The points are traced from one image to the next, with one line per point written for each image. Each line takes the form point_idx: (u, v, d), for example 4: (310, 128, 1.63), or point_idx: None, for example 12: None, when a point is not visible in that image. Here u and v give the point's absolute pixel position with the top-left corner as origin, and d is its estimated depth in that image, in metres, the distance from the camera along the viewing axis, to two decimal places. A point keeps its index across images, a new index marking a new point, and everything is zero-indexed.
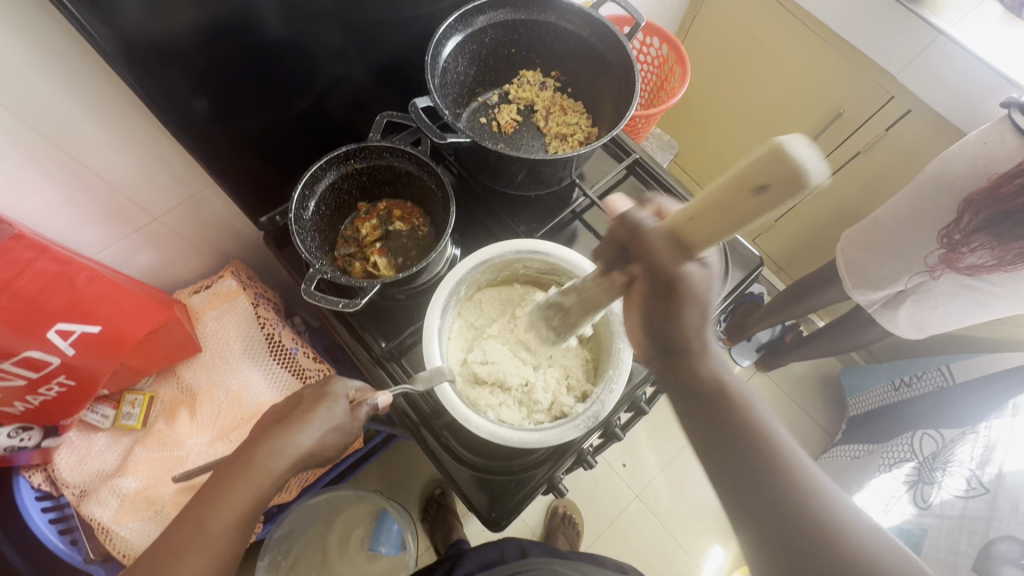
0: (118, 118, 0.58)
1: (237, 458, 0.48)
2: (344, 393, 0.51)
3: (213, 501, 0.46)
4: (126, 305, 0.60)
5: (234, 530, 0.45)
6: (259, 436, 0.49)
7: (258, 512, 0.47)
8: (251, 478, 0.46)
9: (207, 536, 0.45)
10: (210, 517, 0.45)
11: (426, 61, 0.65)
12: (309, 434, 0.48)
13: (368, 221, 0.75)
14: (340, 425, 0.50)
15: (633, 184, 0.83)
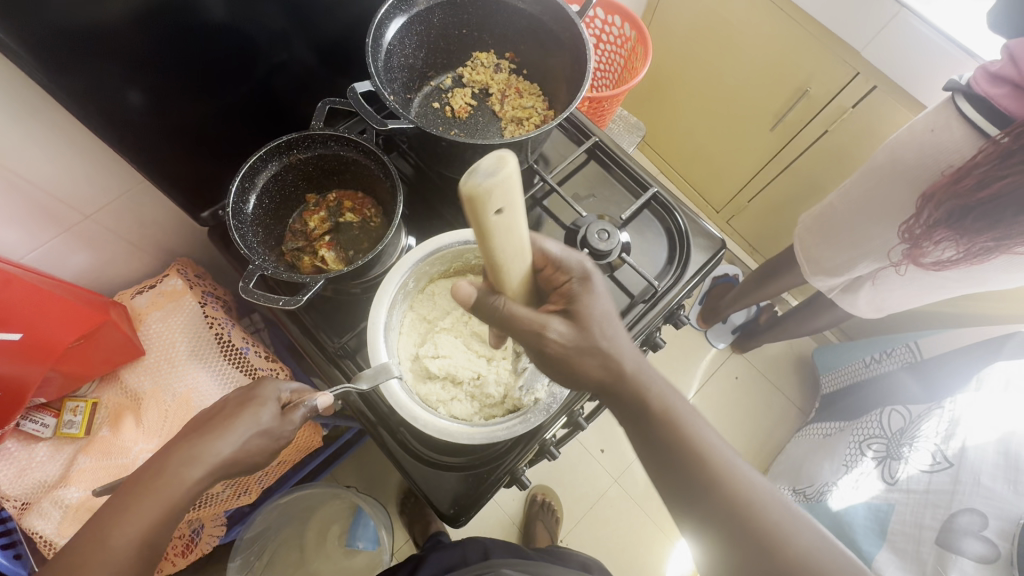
0: (34, 114, 0.54)
1: (146, 466, 0.45)
2: (276, 396, 0.49)
3: (120, 512, 0.43)
4: (49, 311, 0.57)
5: (140, 544, 0.43)
6: (178, 440, 0.47)
7: (171, 522, 0.45)
8: (160, 487, 0.44)
9: (108, 552, 0.42)
10: (116, 531, 0.42)
11: (367, 44, 0.62)
12: (228, 441, 0.46)
13: (317, 214, 0.72)
14: (268, 430, 0.48)
15: (594, 169, 0.81)
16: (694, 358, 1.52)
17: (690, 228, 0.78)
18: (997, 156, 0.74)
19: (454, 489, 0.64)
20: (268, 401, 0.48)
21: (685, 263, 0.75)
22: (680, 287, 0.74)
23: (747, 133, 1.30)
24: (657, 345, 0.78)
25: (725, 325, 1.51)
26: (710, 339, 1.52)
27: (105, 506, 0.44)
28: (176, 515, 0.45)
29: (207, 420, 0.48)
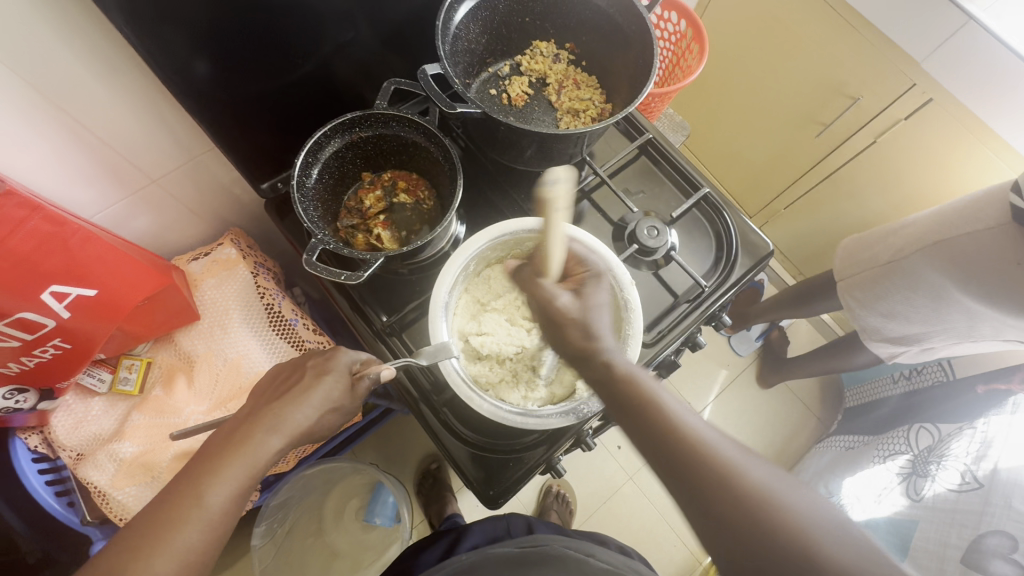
0: (116, 76, 0.56)
1: (231, 432, 0.48)
2: (345, 368, 0.52)
3: (208, 474, 0.45)
4: (122, 270, 0.59)
5: (232, 502, 0.46)
6: (256, 410, 0.50)
7: (253, 484, 0.48)
8: (245, 453, 0.47)
9: (203, 510, 0.44)
10: (210, 490, 0.45)
11: (437, 26, 0.62)
12: (307, 414, 0.50)
13: (372, 192, 0.73)
14: (341, 405, 0.52)
15: (644, 165, 0.81)
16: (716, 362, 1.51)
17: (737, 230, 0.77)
18: None
19: (493, 470, 0.66)
20: (336, 375, 0.52)
21: (731, 265, 0.74)
22: (727, 290, 0.73)
23: (791, 139, 1.28)
24: (697, 346, 0.78)
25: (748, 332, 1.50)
26: (732, 345, 1.52)
27: (190, 467, 0.47)
28: (256, 479, 0.48)
29: (281, 392, 0.51)
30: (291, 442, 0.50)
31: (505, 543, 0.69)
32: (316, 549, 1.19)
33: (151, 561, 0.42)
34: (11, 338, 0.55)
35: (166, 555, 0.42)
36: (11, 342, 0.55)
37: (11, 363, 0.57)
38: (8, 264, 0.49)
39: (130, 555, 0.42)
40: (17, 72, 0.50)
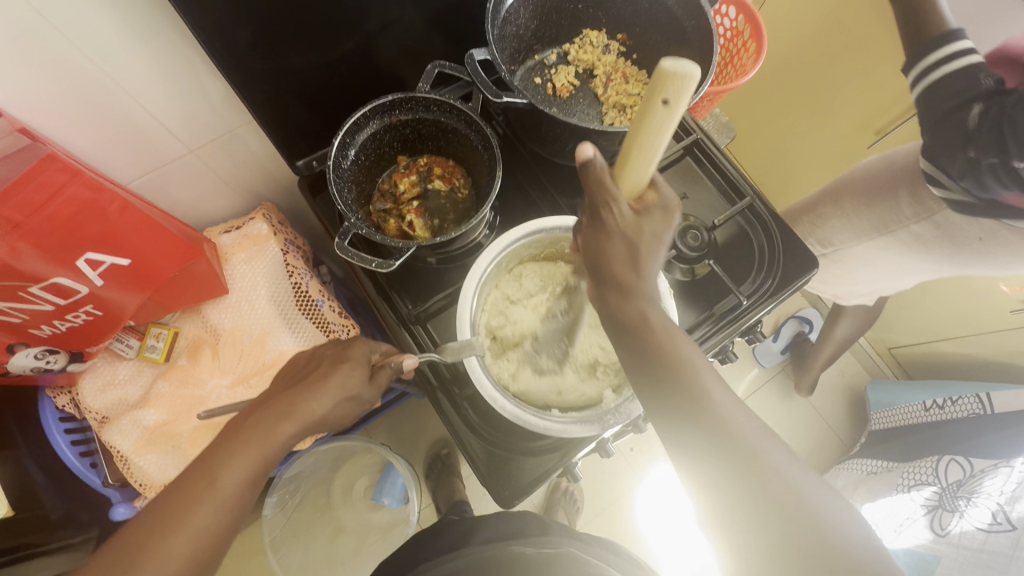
0: (159, 42, 0.54)
1: (250, 416, 0.49)
2: (365, 360, 0.53)
3: (224, 457, 0.45)
4: (155, 241, 0.59)
5: (246, 486, 0.46)
6: (275, 395, 0.51)
7: (267, 471, 0.48)
8: (262, 438, 0.47)
9: (217, 491, 0.44)
10: (225, 474, 0.45)
11: (488, 9, 0.60)
12: (321, 404, 0.49)
13: (407, 177, 0.71)
14: (358, 393, 0.51)
15: (689, 166, 0.77)
16: (739, 372, 1.46)
17: (785, 241, 0.72)
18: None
19: (509, 470, 0.64)
20: (359, 367, 0.52)
21: (772, 277, 0.70)
22: (766, 304, 0.70)
23: (842, 148, 1.22)
24: (728, 358, 0.76)
25: (772, 344, 1.44)
26: (755, 356, 1.45)
27: (210, 448, 0.47)
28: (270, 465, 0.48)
29: (302, 380, 0.51)
30: (313, 429, 0.50)
31: (516, 546, 0.66)
32: (323, 523, 1.22)
33: (170, 538, 0.42)
34: (45, 302, 0.55)
35: (182, 534, 0.42)
36: (45, 305, 0.55)
37: (43, 326, 0.58)
38: (46, 228, 0.49)
39: (156, 531, 0.42)
40: (64, 32, 0.49)
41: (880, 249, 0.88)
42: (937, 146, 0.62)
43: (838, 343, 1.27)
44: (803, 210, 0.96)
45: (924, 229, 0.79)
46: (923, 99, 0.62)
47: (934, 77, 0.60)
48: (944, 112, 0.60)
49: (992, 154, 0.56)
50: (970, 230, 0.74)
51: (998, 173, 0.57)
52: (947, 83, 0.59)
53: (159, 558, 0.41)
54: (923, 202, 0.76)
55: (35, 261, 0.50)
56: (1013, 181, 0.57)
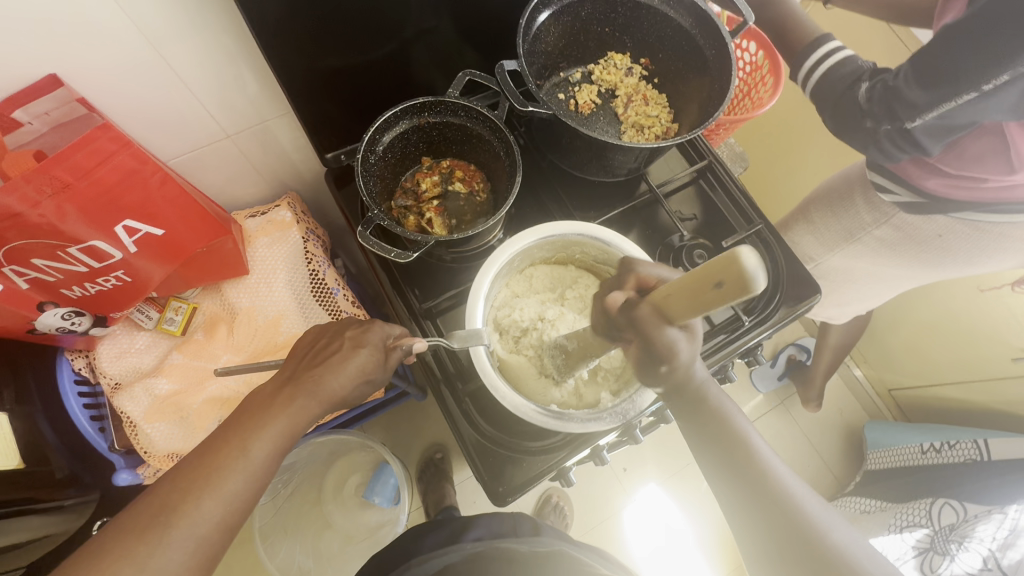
0: (213, 34, 0.58)
1: (277, 391, 0.51)
2: (382, 341, 0.55)
3: (252, 430, 0.48)
4: (189, 216, 0.61)
5: (274, 455, 0.48)
6: (297, 373, 0.53)
7: (291, 441, 0.50)
8: (290, 412, 0.49)
9: (247, 460, 0.47)
10: (256, 443, 0.47)
11: (520, 25, 0.63)
12: (342, 380, 0.52)
13: (429, 177, 0.74)
14: (374, 376, 0.54)
15: (700, 189, 0.80)
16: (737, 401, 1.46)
17: (792, 269, 0.74)
18: (999, 243, 0.73)
19: (504, 467, 0.66)
20: (374, 348, 0.54)
21: (777, 301, 0.72)
22: (768, 328, 0.71)
23: None
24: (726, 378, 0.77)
25: (771, 369, 1.46)
26: (754, 382, 1.46)
27: (237, 416, 0.49)
28: (293, 437, 0.50)
29: (323, 356, 0.53)
30: (328, 407, 0.52)
31: (509, 544, 0.68)
32: (314, 516, 1.22)
33: (201, 500, 0.44)
34: (80, 263, 0.58)
35: (215, 498, 0.45)
36: (79, 266, 0.58)
37: (74, 287, 0.61)
38: (92, 192, 0.52)
39: (187, 493, 0.44)
40: (130, 15, 0.52)
41: (854, 259, 0.91)
42: (846, 132, 0.69)
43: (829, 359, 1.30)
44: (786, 231, 0.99)
45: (886, 233, 0.83)
46: (817, 96, 0.70)
47: (818, 76, 0.69)
48: (838, 98, 0.67)
49: (886, 122, 0.63)
50: (928, 229, 0.77)
51: (898, 139, 0.64)
52: (832, 78, 0.68)
53: (193, 515, 0.44)
54: (879, 207, 0.81)
55: (78, 224, 0.53)
56: (907, 143, 0.63)
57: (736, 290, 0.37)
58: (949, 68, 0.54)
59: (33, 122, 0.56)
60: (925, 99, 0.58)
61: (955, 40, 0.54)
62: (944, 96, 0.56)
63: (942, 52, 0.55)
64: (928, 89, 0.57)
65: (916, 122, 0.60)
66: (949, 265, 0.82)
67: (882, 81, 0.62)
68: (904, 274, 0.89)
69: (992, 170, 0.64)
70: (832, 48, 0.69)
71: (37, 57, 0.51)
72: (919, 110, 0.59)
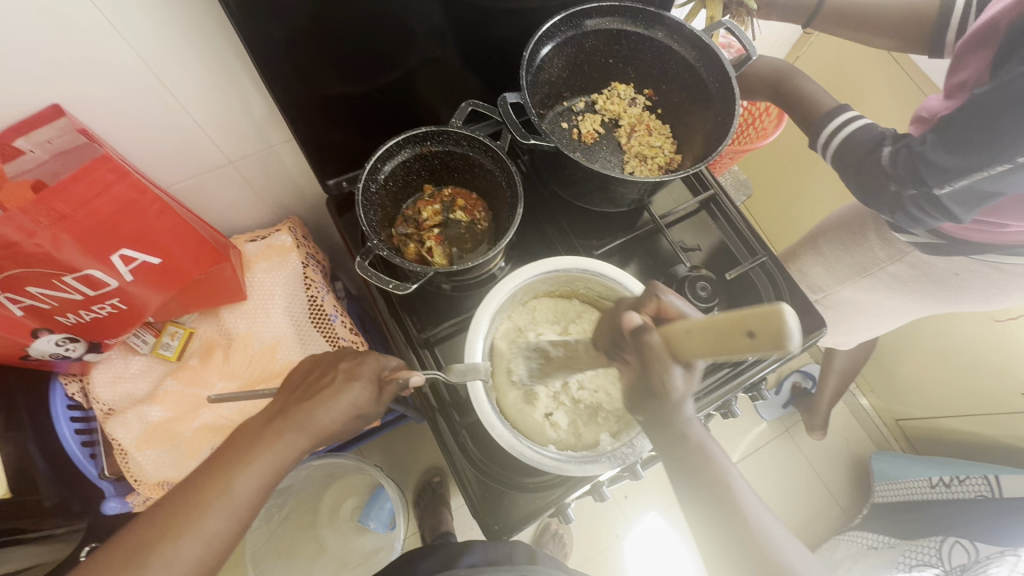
0: (218, 63, 0.58)
1: (266, 423, 0.50)
2: (374, 374, 0.54)
3: (236, 467, 0.46)
4: (187, 244, 0.61)
5: (258, 492, 0.47)
6: (285, 407, 0.51)
7: (278, 478, 0.49)
8: (277, 448, 0.48)
9: (231, 498, 0.45)
10: (240, 480, 0.46)
11: (524, 57, 0.63)
12: (331, 416, 0.50)
13: (431, 205, 0.74)
14: (365, 410, 0.53)
15: (704, 220, 0.80)
16: (742, 428, 1.44)
17: (796, 302, 0.73)
18: (1013, 276, 0.72)
19: (501, 500, 0.64)
20: (366, 382, 0.53)
21: None
22: (771, 363, 0.71)
23: None
24: (729, 413, 0.75)
25: (775, 397, 1.44)
26: (758, 409, 1.44)
27: (223, 449, 0.48)
28: (282, 472, 0.49)
29: (313, 390, 0.52)
30: (319, 441, 0.51)
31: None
32: (307, 541, 1.20)
33: (182, 540, 0.43)
34: (75, 291, 0.57)
35: (195, 537, 0.43)
36: (74, 294, 0.57)
37: (69, 314, 0.60)
38: (90, 222, 0.51)
39: (168, 532, 0.43)
40: (132, 44, 0.52)
41: (866, 292, 0.89)
42: (869, 198, 0.67)
43: (837, 383, 1.28)
44: (793, 260, 0.98)
45: (901, 269, 0.81)
46: (838, 161, 0.69)
47: (837, 143, 0.69)
48: (860, 164, 0.66)
49: (911, 186, 0.61)
50: (946, 267, 0.76)
51: (923, 205, 0.62)
52: (852, 144, 0.67)
53: (172, 555, 0.42)
54: (894, 243, 0.80)
55: (74, 253, 0.53)
56: (937, 213, 0.62)
57: (768, 343, 0.38)
58: (982, 137, 0.53)
59: (35, 150, 0.56)
60: (955, 165, 0.56)
61: (990, 112, 0.52)
62: (973, 163, 0.55)
63: (973, 122, 0.54)
64: (957, 155, 0.56)
65: (943, 189, 0.58)
66: (963, 299, 0.80)
67: (908, 145, 0.61)
68: (914, 307, 0.87)
69: (1013, 219, 0.62)
70: (850, 116, 0.69)
71: (41, 85, 0.52)
72: (949, 175, 0.57)
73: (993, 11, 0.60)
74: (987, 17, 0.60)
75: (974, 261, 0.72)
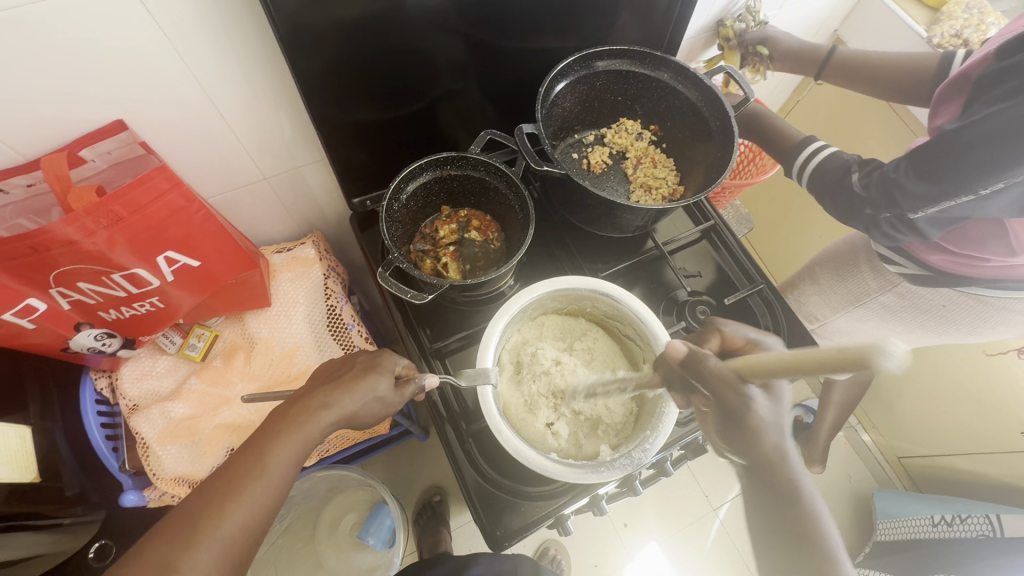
0: (263, 88, 0.64)
1: (290, 404, 0.53)
2: (393, 368, 0.59)
3: (269, 443, 0.50)
4: (225, 250, 0.66)
5: (290, 464, 0.50)
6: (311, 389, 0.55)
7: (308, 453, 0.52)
8: (305, 426, 0.52)
9: (267, 470, 0.49)
10: (274, 454, 0.50)
11: (540, 92, 0.69)
12: (354, 400, 0.54)
13: (447, 224, 0.79)
14: (385, 396, 0.57)
15: (705, 249, 0.84)
16: None
17: (792, 330, 0.77)
18: (1000, 310, 0.75)
19: (501, 507, 0.66)
20: (386, 373, 0.57)
21: None
22: None
23: None
24: None
25: None
26: None
27: (257, 432, 0.52)
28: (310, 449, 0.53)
29: (337, 377, 0.56)
30: (342, 423, 0.55)
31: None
32: (304, 556, 1.21)
33: (226, 510, 0.46)
34: (120, 289, 0.62)
35: (237, 505, 0.47)
36: (119, 292, 0.62)
37: (110, 310, 0.64)
38: (141, 225, 0.56)
39: (213, 501, 0.46)
40: (192, 70, 0.59)
41: (861, 322, 0.92)
42: (849, 218, 0.74)
43: (836, 414, 1.28)
44: (792, 291, 1.01)
45: (892, 300, 0.85)
46: (813, 184, 0.76)
47: (813, 166, 0.75)
48: (834, 186, 0.72)
49: (884, 209, 0.67)
50: (940, 302, 0.79)
51: (898, 225, 0.68)
52: (824, 170, 0.74)
53: (217, 522, 0.45)
54: (885, 274, 0.83)
55: (124, 253, 0.58)
56: (910, 231, 0.68)
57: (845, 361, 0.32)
58: (940, 164, 0.59)
59: (96, 160, 0.62)
60: (922, 190, 0.61)
61: (950, 143, 0.58)
62: (943, 191, 0.60)
63: (934, 152, 0.59)
64: (924, 180, 0.61)
65: (918, 214, 0.64)
66: (952, 331, 0.83)
67: (881, 172, 0.66)
68: (908, 338, 0.90)
69: (992, 252, 0.66)
70: (817, 145, 0.76)
71: (105, 102, 0.57)
72: (919, 202, 0.63)
73: (965, 65, 0.66)
74: (961, 68, 0.66)
75: (962, 293, 0.75)
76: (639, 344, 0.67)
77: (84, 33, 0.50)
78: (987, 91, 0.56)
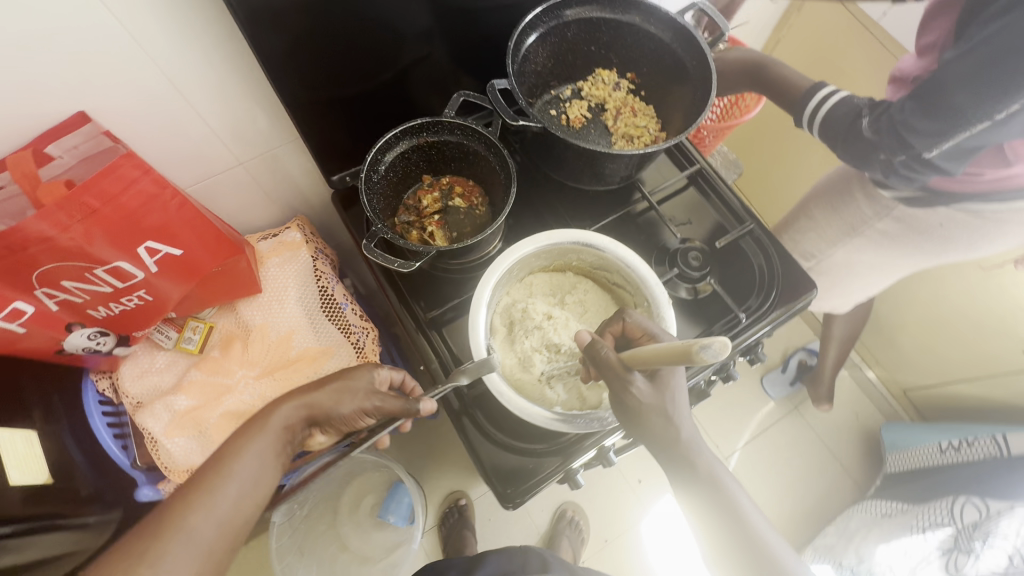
0: (227, 73, 0.63)
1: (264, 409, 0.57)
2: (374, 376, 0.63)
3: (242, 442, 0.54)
4: (204, 238, 0.65)
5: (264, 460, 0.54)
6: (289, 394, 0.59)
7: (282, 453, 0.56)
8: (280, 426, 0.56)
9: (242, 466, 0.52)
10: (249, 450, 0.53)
11: (510, 46, 0.67)
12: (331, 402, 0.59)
13: (430, 194, 0.78)
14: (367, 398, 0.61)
15: (693, 195, 0.83)
16: (750, 408, 1.45)
17: (787, 267, 0.76)
18: (994, 224, 0.74)
19: (512, 469, 0.67)
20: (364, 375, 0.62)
21: (773, 298, 0.74)
22: (766, 324, 0.73)
23: None
24: (728, 377, 0.78)
25: (781, 375, 1.47)
26: (766, 388, 1.46)
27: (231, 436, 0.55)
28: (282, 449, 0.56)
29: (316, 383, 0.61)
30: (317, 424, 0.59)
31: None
32: (328, 538, 1.22)
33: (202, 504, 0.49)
34: (105, 284, 0.62)
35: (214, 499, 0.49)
36: (104, 287, 0.62)
37: (100, 307, 0.65)
38: (116, 217, 0.56)
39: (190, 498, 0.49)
40: (154, 61, 0.57)
41: (857, 252, 0.92)
42: (859, 162, 0.71)
43: (837, 352, 1.33)
44: (787, 229, 1.01)
45: (887, 225, 0.84)
46: (824, 134, 0.73)
47: (823, 114, 0.71)
48: (844, 138, 0.70)
49: (899, 152, 0.65)
50: (934, 221, 0.78)
51: (912, 166, 0.66)
52: (833, 120, 0.70)
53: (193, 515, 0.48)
54: (878, 201, 0.82)
55: (104, 246, 0.57)
56: (927, 169, 0.65)
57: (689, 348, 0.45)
58: (955, 103, 0.58)
59: (63, 156, 0.60)
60: (932, 129, 0.61)
61: (960, 74, 0.57)
62: (956, 125, 0.59)
63: (947, 87, 0.59)
64: (934, 119, 0.60)
65: (933, 152, 0.63)
66: (947, 250, 0.82)
67: (891, 114, 0.64)
68: (905, 261, 0.90)
69: (991, 163, 0.66)
70: (827, 92, 0.72)
71: (69, 99, 0.56)
72: (932, 138, 0.62)
73: None
74: None
75: (954, 209, 0.75)
76: (629, 291, 0.67)
77: (37, 29, 0.49)
78: (986, 10, 0.56)
